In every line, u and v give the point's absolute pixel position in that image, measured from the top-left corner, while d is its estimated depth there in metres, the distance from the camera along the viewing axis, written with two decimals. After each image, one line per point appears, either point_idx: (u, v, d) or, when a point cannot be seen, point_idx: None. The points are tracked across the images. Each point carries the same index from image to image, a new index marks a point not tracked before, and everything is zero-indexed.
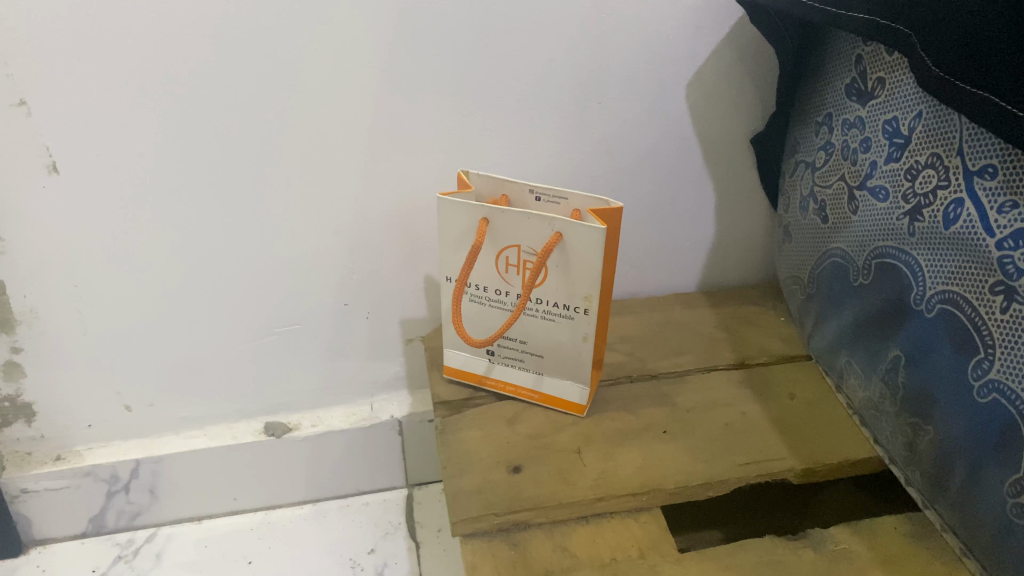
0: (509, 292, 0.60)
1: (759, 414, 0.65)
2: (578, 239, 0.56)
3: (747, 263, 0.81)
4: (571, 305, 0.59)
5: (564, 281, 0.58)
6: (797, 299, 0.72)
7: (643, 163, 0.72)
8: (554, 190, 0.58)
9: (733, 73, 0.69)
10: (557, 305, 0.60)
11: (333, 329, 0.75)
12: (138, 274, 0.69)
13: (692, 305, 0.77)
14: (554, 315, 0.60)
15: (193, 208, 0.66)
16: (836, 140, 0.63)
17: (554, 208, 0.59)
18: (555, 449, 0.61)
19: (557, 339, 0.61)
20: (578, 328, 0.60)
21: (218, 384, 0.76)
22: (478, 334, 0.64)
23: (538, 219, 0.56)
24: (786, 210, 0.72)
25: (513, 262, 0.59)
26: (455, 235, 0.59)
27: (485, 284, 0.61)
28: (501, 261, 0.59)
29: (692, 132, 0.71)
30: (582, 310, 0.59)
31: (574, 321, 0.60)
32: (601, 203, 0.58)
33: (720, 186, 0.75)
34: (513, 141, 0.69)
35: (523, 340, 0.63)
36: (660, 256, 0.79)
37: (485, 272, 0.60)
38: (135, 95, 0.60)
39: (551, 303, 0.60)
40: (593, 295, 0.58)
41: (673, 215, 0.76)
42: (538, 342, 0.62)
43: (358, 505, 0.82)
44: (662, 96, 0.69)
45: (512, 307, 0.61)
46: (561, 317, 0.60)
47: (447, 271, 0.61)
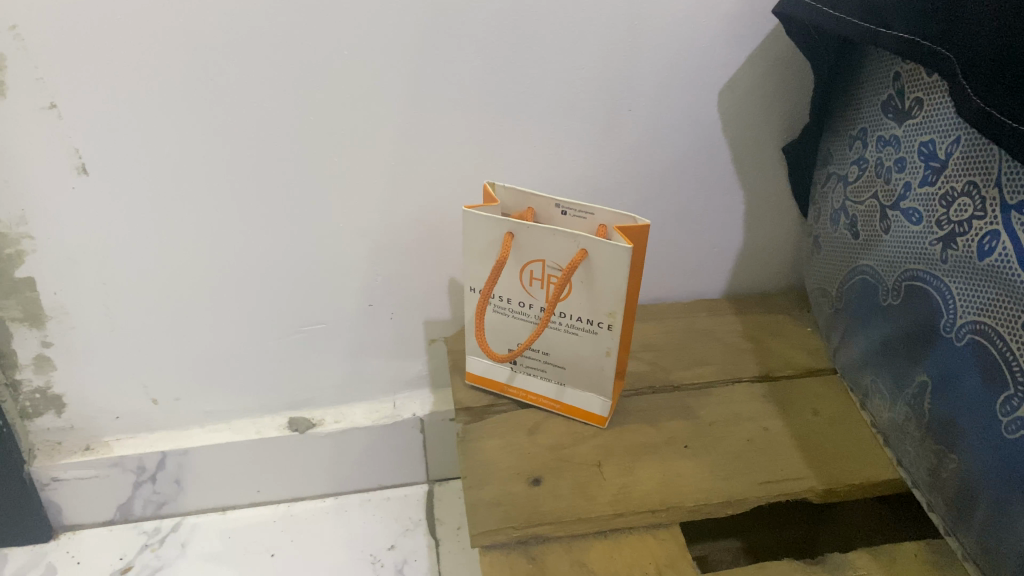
0: (533, 306, 0.60)
1: (782, 430, 0.64)
2: (604, 257, 0.55)
3: (775, 270, 0.80)
4: (594, 320, 0.59)
5: (588, 296, 0.58)
6: (824, 311, 0.71)
7: (673, 170, 0.72)
8: (580, 205, 0.58)
9: (766, 81, 0.67)
10: (580, 319, 0.59)
11: (358, 328, 0.76)
12: (165, 272, 0.69)
13: (718, 313, 0.77)
14: (577, 329, 0.60)
15: (220, 209, 0.67)
16: (870, 157, 0.62)
17: (580, 222, 0.59)
18: (575, 461, 0.62)
19: (580, 352, 0.61)
20: (601, 343, 0.60)
21: (243, 380, 0.77)
22: (500, 345, 0.64)
23: (563, 236, 0.56)
24: (816, 222, 0.71)
25: (538, 276, 0.58)
26: (480, 249, 0.59)
27: (509, 297, 0.61)
28: (525, 275, 0.59)
29: (723, 140, 0.70)
30: (606, 325, 0.59)
31: (598, 336, 0.59)
32: (628, 220, 0.57)
33: (750, 194, 0.74)
34: (541, 146, 0.68)
35: (546, 352, 0.63)
36: (687, 261, 0.78)
37: (509, 286, 0.60)
38: (164, 99, 0.60)
39: (574, 318, 0.60)
40: (617, 311, 0.58)
41: (701, 222, 0.75)
42: (561, 355, 0.62)
43: (380, 500, 0.83)
44: (694, 104, 0.68)
45: (535, 320, 0.61)
46: (584, 331, 0.60)
47: (472, 283, 0.61)
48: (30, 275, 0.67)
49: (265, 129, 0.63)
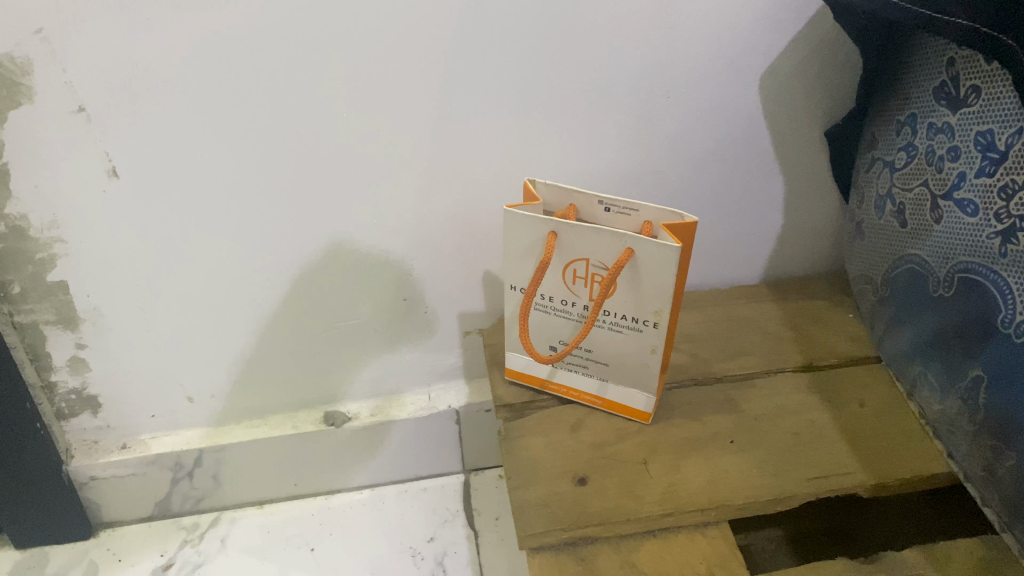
0: (576, 304, 0.59)
1: (829, 423, 0.63)
2: (651, 257, 0.54)
3: (814, 254, 0.78)
4: (640, 319, 0.58)
5: (633, 295, 0.57)
6: (868, 298, 0.69)
7: (712, 158, 0.70)
8: (624, 202, 0.56)
9: (809, 65, 0.65)
10: (624, 318, 0.58)
11: (393, 322, 0.75)
12: (198, 272, 0.68)
13: (757, 300, 0.76)
14: (622, 327, 0.59)
15: (253, 208, 0.65)
16: (920, 144, 0.60)
17: (623, 219, 0.57)
18: (621, 458, 0.61)
19: (624, 350, 0.60)
20: (646, 340, 0.59)
21: (278, 376, 0.76)
22: (542, 342, 0.63)
23: (608, 234, 0.54)
24: (860, 207, 0.69)
25: (581, 275, 0.57)
26: (521, 247, 0.58)
27: (552, 295, 0.60)
28: (568, 274, 0.58)
29: (763, 125, 0.68)
30: (652, 323, 0.57)
31: (643, 334, 0.58)
32: (674, 216, 0.56)
33: (790, 179, 0.72)
34: (578, 136, 0.67)
35: (589, 350, 0.62)
36: (724, 248, 0.77)
37: (552, 284, 0.59)
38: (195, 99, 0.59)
39: (618, 316, 0.59)
40: (663, 310, 0.56)
41: (740, 208, 0.74)
42: (604, 352, 0.61)
43: (416, 490, 0.83)
44: (736, 89, 0.66)
45: (578, 318, 0.60)
46: (628, 329, 0.59)
47: (513, 281, 0.60)
48: (63, 279, 0.66)
49: (299, 127, 0.61)
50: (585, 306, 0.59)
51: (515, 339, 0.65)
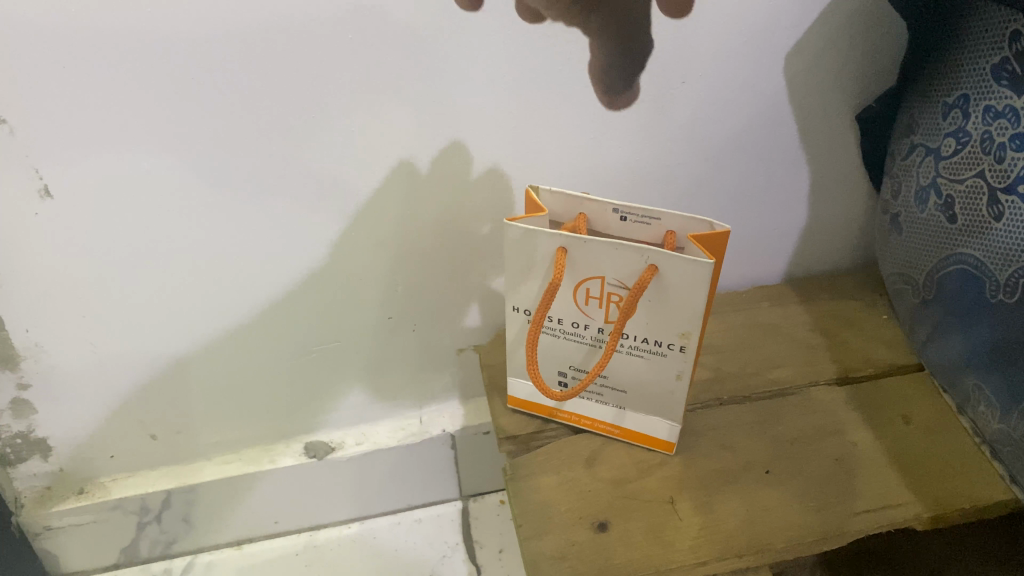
0: (590, 327, 0.52)
1: (873, 445, 0.57)
2: (678, 275, 0.46)
3: (839, 248, 0.72)
4: (664, 342, 0.50)
5: (657, 317, 0.49)
6: (906, 300, 0.63)
7: (731, 148, 0.62)
8: (643, 209, 0.49)
9: (840, 39, 0.58)
10: (645, 341, 0.51)
11: (378, 343, 0.67)
12: (156, 300, 0.60)
13: (781, 302, 0.69)
14: (642, 351, 0.52)
15: (214, 227, 0.57)
16: (974, 129, 0.52)
17: (642, 229, 0.50)
18: (644, 497, 0.54)
19: (645, 376, 0.53)
20: (670, 366, 0.51)
21: (250, 405, 0.68)
22: (550, 368, 0.55)
23: (627, 249, 0.47)
24: (896, 199, 0.62)
25: (595, 295, 0.50)
26: (525, 265, 0.50)
27: (562, 317, 0.52)
28: (580, 293, 0.50)
29: (788, 110, 0.61)
30: (678, 347, 0.50)
31: (668, 359, 0.51)
32: (702, 225, 0.48)
33: (816, 168, 0.66)
34: (586, 132, 0.58)
35: (605, 376, 0.54)
36: (743, 246, 0.70)
37: (562, 305, 0.51)
38: (139, 106, 0.50)
39: (639, 339, 0.51)
40: (691, 332, 0.49)
41: (758, 200, 0.67)
42: (622, 378, 0.54)
43: (410, 522, 0.75)
44: (760, 71, 0.58)
45: (592, 342, 0.52)
46: (650, 353, 0.51)
47: (517, 301, 0.53)
48: None
49: (264, 135, 0.53)
50: (600, 329, 0.52)
51: (518, 364, 0.57)
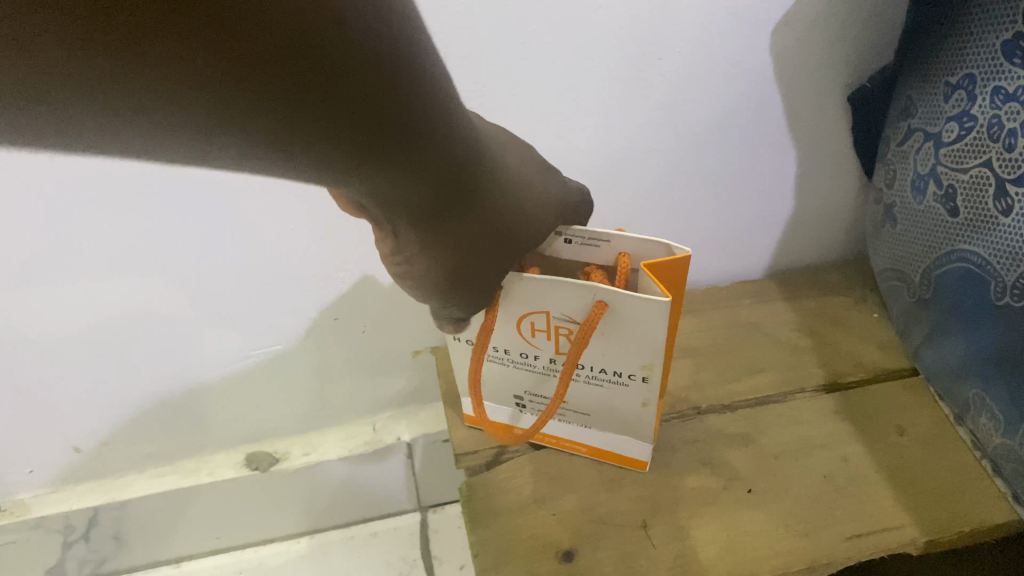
0: (539, 356, 0.46)
1: (865, 459, 0.51)
2: (630, 314, 0.40)
3: (827, 238, 0.67)
4: (624, 372, 0.45)
5: (614, 348, 0.43)
6: (900, 298, 0.58)
7: (710, 134, 0.57)
8: (592, 231, 0.42)
9: (832, 14, 0.52)
10: (604, 370, 0.45)
11: (321, 345, 0.62)
12: (80, 318, 0.54)
13: (765, 299, 0.65)
14: (602, 380, 0.46)
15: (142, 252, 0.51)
16: (979, 113, 0.47)
17: (593, 251, 0.44)
18: (613, 522, 0.48)
19: (610, 403, 0.47)
20: (634, 395, 0.46)
21: (190, 413, 0.64)
22: (505, 391, 0.50)
23: (570, 286, 0.40)
24: (890, 187, 0.57)
25: (541, 328, 0.44)
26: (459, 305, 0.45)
27: (507, 348, 0.47)
28: (525, 326, 0.44)
29: (773, 92, 0.56)
30: (640, 377, 0.44)
31: (629, 388, 0.45)
32: (661, 248, 0.41)
33: (803, 156, 0.60)
34: (558, 111, 0.53)
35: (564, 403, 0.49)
36: (723, 239, 0.65)
37: (507, 336, 0.46)
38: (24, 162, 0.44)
39: (597, 368, 0.45)
40: (654, 364, 0.43)
41: (739, 189, 0.61)
42: (583, 403, 0.48)
43: (365, 536, 0.68)
44: (742, 47, 0.52)
45: (545, 372, 0.47)
46: (611, 382, 0.46)
47: (456, 333, 0.47)
48: None
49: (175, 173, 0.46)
50: (552, 358, 0.46)
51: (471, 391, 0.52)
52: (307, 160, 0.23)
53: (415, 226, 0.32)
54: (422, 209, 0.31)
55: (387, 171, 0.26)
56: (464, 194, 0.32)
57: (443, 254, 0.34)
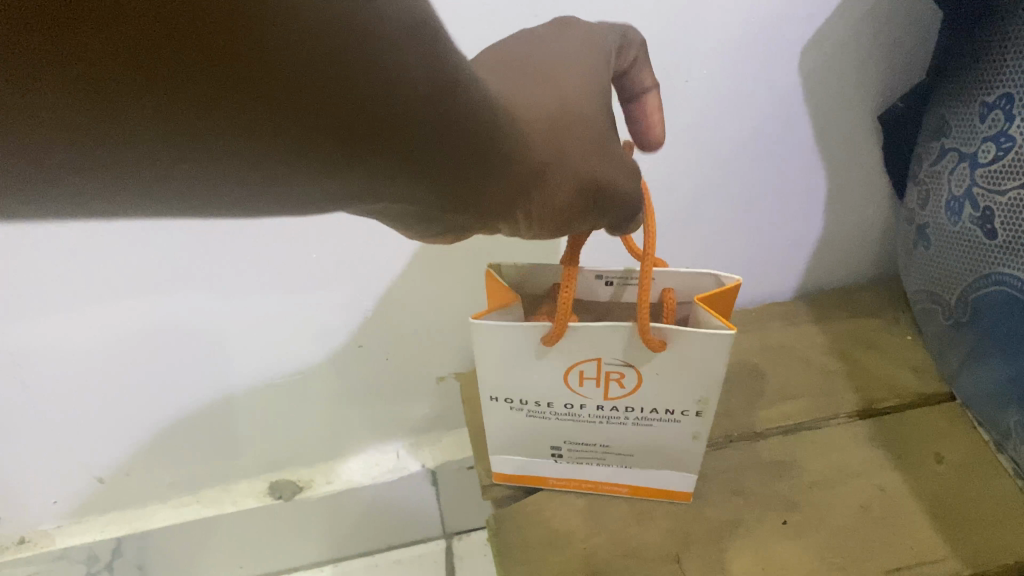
0: (584, 403, 0.44)
1: (902, 487, 0.50)
2: (688, 351, 0.40)
3: (857, 257, 0.66)
4: (677, 410, 0.43)
5: (669, 385, 0.42)
6: (936, 320, 0.56)
7: (736, 156, 0.56)
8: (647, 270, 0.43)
9: (861, 32, 0.51)
10: (655, 411, 0.44)
11: (353, 364, 0.60)
12: (111, 343, 0.54)
13: (795, 320, 0.63)
14: (652, 420, 0.45)
15: (165, 279, 0.50)
16: (1018, 134, 0.45)
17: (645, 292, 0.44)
18: (644, 555, 0.47)
19: (656, 445, 0.46)
20: (685, 430, 0.45)
21: (212, 433, 0.63)
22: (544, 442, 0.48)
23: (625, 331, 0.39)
24: (923, 209, 0.55)
25: (590, 376, 0.42)
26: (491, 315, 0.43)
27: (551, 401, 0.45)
28: (573, 374, 0.42)
29: (803, 112, 0.55)
30: (694, 413, 0.43)
31: (681, 425, 0.44)
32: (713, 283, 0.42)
33: (833, 175, 0.59)
34: None
35: (607, 444, 0.47)
36: (752, 260, 0.64)
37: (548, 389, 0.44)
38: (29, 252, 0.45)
39: (647, 410, 0.44)
40: (710, 398, 0.42)
41: (768, 211, 0.61)
42: (627, 446, 0.47)
43: (388, 563, 0.71)
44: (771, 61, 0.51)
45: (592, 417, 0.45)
46: (660, 421, 0.44)
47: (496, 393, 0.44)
48: None
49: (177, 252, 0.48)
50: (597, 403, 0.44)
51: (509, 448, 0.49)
52: (358, 171, 0.23)
53: (481, 215, 0.31)
54: (492, 201, 0.30)
55: (446, 167, 0.25)
56: (530, 182, 0.31)
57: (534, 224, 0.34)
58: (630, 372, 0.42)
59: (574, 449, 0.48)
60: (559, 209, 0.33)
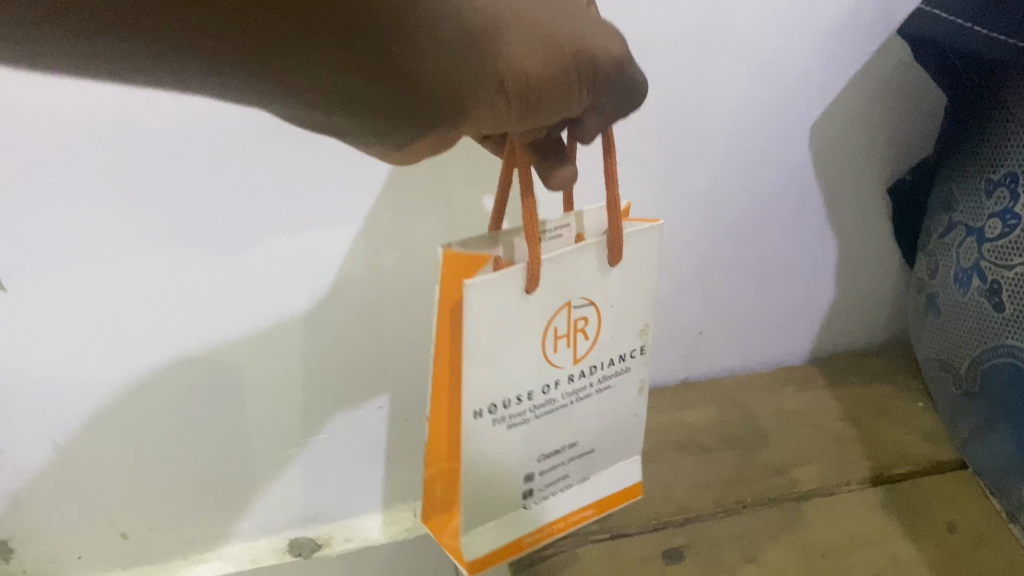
0: (556, 380, 0.43)
1: (916, 556, 0.50)
2: (642, 252, 0.42)
3: (867, 325, 0.67)
4: (626, 354, 0.46)
5: (622, 319, 0.44)
6: (945, 387, 0.57)
7: (750, 225, 0.58)
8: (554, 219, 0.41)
9: (870, 108, 0.54)
10: (613, 361, 0.45)
11: (330, 351, 0.56)
12: (133, 358, 0.51)
13: (807, 387, 0.64)
14: (609, 377, 0.46)
15: (151, 245, 0.47)
16: None
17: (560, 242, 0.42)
18: None
19: (613, 407, 0.47)
20: (632, 380, 0.47)
21: (190, 450, 0.57)
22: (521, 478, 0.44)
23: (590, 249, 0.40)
24: (933, 278, 0.56)
25: (564, 332, 0.41)
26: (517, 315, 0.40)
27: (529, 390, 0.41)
28: (547, 337, 0.40)
29: (815, 182, 0.57)
30: (640, 348, 0.46)
31: (632, 369, 0.47)
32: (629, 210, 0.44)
33: (843, 245, 0.61)
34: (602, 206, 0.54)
35: (576, 440, 0.46)
36: (768, 328, 0.65)
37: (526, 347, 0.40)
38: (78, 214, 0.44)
39: (606, 363, 0.45)
40: (651, 322, 0.45)
41: (781, 278, 0.62)
42: (591, 432, 0.47)
43: None
44: (803, 105, 0.52)
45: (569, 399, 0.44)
46: (614, 376, 0.46)
47: (483, 402, 0.39)
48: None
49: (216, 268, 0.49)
50: (570, 376, 0.43)
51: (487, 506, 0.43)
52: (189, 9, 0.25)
53: (376, 104, 0.30)
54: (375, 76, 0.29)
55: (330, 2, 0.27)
56: (461, 63, 0.30)
57: (478, 126, 0.32)
58: (592, 312, 0.42)
59: (547, 466, 0.45)
60: (506, 111, 0.32)
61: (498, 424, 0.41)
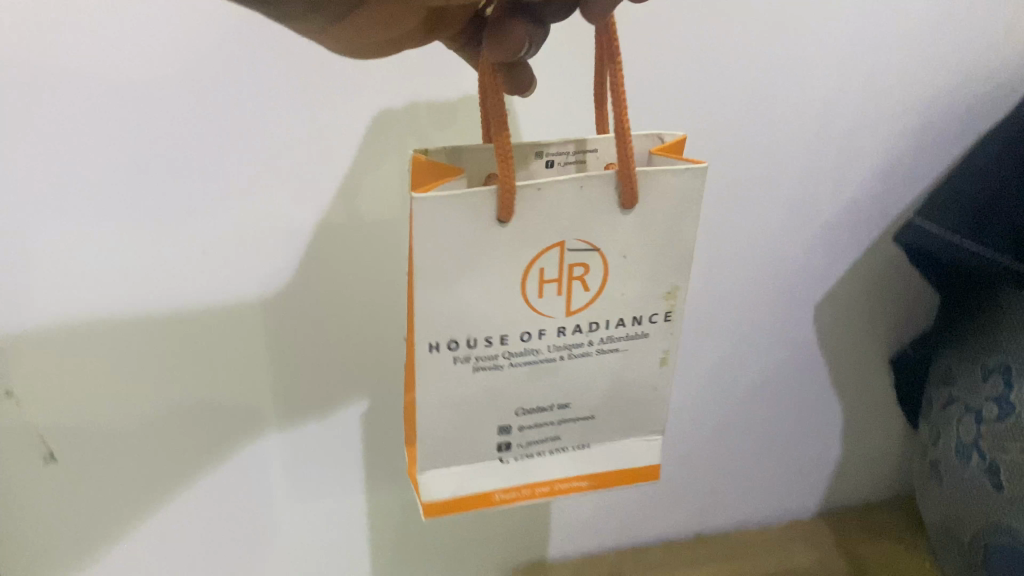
0: (535, 329, 0.29)
1: None
2: (664, 202, 0.28)
3: (872, 482, 0.69)
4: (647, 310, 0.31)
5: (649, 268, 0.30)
6: (949, 555, 0.58)
7: (758, 391, 0.60)
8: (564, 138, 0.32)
9: (871, 282, 0.57)
10: (626, 322, 0.31)
11: (331, 278, 0.44)
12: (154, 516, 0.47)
13: (815, 542, 0.65)
14: (620, 340, 0.31)
15: (102, 200, 0.37)
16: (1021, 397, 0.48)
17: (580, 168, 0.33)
18: None
19: (623, 378, 0.32)
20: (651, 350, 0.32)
21: (168, 371, 0.43)
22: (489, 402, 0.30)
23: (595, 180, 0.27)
24: (935, 444, 0.57)
25: (550, 275, 0.28)
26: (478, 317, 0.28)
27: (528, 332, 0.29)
28: (529, 278, 0.28)
29: (820, 351, 0.60)
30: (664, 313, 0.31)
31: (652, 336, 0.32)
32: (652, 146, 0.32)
33: (848, 408, 0.64)
34: None
35: (562, 401, 0.32)
36: (774, 487, 0.67)
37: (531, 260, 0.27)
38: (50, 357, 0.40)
39: (617, 322, 0.31)
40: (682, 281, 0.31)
41: (788, 439, 0.64)
42: (596, 391, 0.32)
43: None
44: (822, 241, 0.54)
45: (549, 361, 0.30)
46: (630, 340, 0.31)
47: (439, 335, 0.28)
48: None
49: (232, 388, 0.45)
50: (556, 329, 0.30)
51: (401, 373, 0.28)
52: None
53: None
54: None
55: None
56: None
57: None
58: (595, 257, 0.28)
59: (529, 420, 0.31)
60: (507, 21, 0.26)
61: (456, 359, 0.28)
